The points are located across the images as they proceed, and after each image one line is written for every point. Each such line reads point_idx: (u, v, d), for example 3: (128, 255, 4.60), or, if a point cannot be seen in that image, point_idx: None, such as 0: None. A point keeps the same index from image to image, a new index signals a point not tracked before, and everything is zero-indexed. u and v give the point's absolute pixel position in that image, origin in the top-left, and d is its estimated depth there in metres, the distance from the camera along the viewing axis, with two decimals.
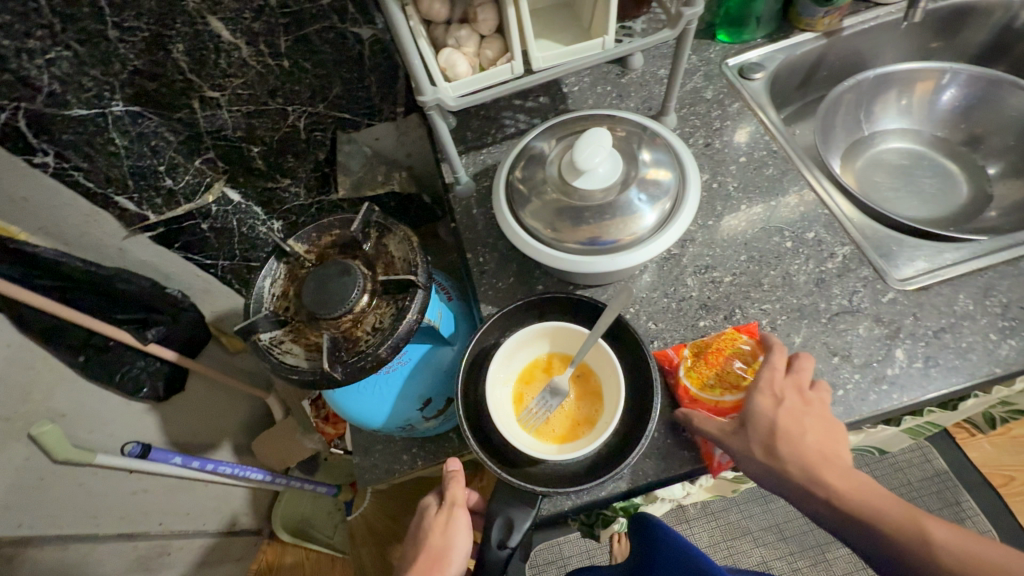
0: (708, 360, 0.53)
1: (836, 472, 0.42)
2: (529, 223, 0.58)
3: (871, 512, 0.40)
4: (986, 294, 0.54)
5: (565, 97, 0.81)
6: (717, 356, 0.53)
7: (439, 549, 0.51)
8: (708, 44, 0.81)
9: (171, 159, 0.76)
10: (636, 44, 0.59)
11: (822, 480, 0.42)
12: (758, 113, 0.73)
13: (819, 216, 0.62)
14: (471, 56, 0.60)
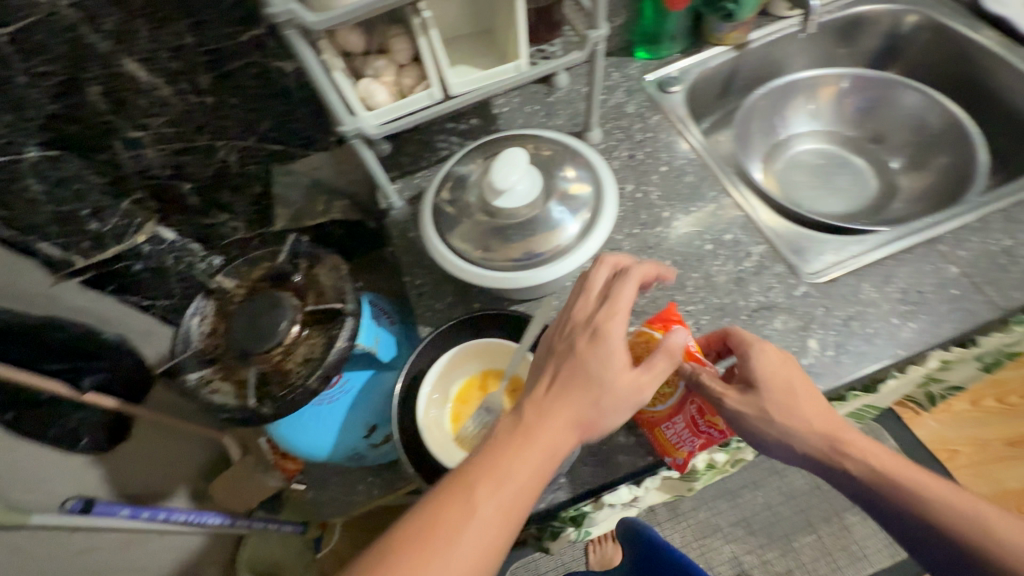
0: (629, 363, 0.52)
1: (847, 433, 0.46)
2: (456, 245, 0.59)
3: (876, 467, 0.45)
4: (887, 281, 0.58)
5: (496, 118, 0.83)
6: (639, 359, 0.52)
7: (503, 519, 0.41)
8: (628, 61, 0.85)
9: (97, 201, 0.71)
10: (549, 66, 0.62)
11: (838, 440, 0.46)
12: (677, 124, 0.77)
13: (735, 219, 0.66)
14: (391, 85, 0.61)
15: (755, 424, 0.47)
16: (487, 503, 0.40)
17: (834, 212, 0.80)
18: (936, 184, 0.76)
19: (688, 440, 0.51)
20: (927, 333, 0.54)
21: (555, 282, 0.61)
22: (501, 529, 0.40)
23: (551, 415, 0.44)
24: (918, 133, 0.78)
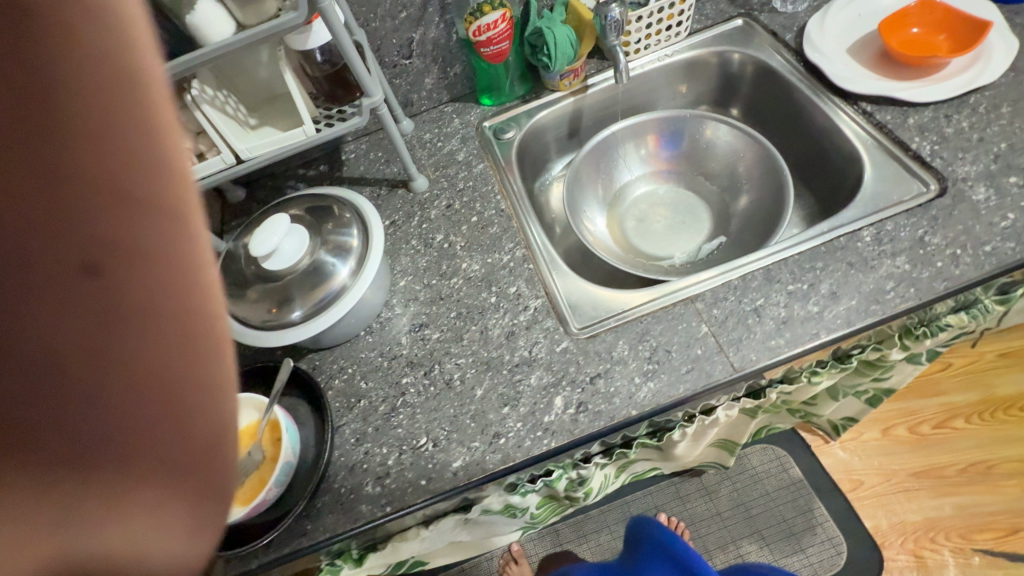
0: None
1: None
2: (238, 305, 0.63)
3: None
4: (641, 339, 0.60)
5: (342, 163, 0.87)
6: None
7: None
8: (471, 107, 0.87)
9: None
10: (335, 131, 0.65)
11: None
12: (500, 173, 0.80)
13: (524, 271, 0.69)
14: (189, 150, 0.66)
15: None
16: None
17: (682, 253, 0.81)
18: (760, 215, 0.77)
19: None
20: (662, 393, 0.56)
21: (338, 332, 0.65)
22: None
23: (16, 185, 0.16)
24: (739, 165, 0.81)
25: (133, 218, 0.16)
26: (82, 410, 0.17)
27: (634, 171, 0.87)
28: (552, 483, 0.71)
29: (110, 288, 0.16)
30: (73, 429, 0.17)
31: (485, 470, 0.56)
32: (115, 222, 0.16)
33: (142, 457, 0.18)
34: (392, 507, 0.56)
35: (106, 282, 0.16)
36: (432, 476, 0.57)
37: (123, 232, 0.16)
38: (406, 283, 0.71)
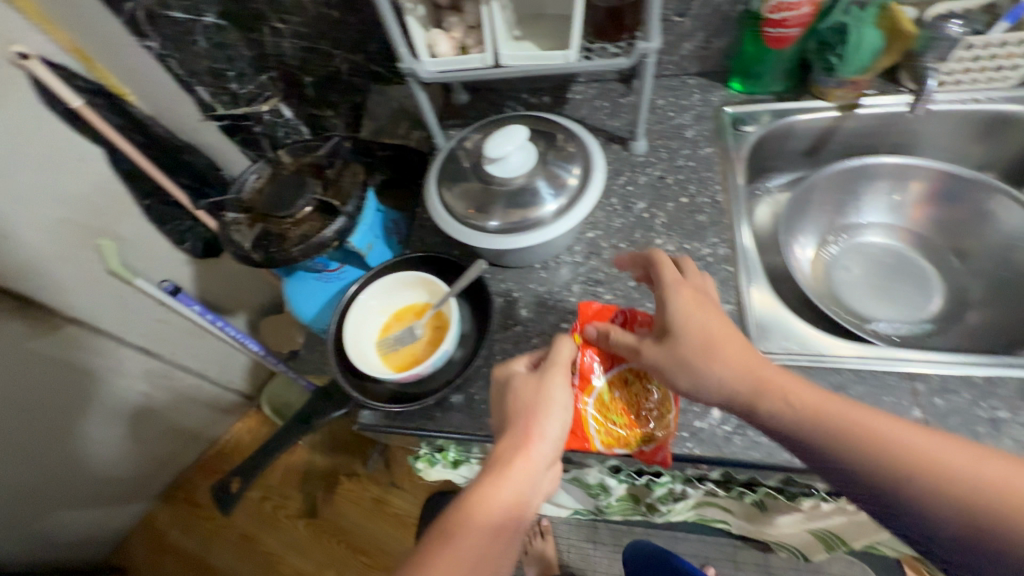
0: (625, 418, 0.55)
1: None
2: (450, 197, 0.66)
3: None
4: (832, 392, 0.54)
5: (566, 101, 0.87)
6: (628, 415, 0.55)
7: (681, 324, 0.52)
8: (717, 88, 0.82)
9: (241, 68, 0.92)
10: (595, 64, 0.65)
11: None
12: (726, 164, 0.74)
13: (720, 272, 0.64)
14: (456, 40, 0.69)
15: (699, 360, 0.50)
16: (673, 361, 0.51)
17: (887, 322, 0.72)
18: (1008, 323, 0.66)
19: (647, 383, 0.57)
20: None
21: (520, 256, 0.67)
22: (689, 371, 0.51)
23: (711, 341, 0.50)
24: (1006, 260, 0.69)
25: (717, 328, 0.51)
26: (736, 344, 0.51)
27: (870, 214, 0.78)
28: (656, 485, 0.68)
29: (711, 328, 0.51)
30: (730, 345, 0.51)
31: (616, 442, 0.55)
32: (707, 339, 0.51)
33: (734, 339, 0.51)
34: None
35: (712, 337, 0.51)
36: None
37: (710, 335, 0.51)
38: (593, 235, 0.70)
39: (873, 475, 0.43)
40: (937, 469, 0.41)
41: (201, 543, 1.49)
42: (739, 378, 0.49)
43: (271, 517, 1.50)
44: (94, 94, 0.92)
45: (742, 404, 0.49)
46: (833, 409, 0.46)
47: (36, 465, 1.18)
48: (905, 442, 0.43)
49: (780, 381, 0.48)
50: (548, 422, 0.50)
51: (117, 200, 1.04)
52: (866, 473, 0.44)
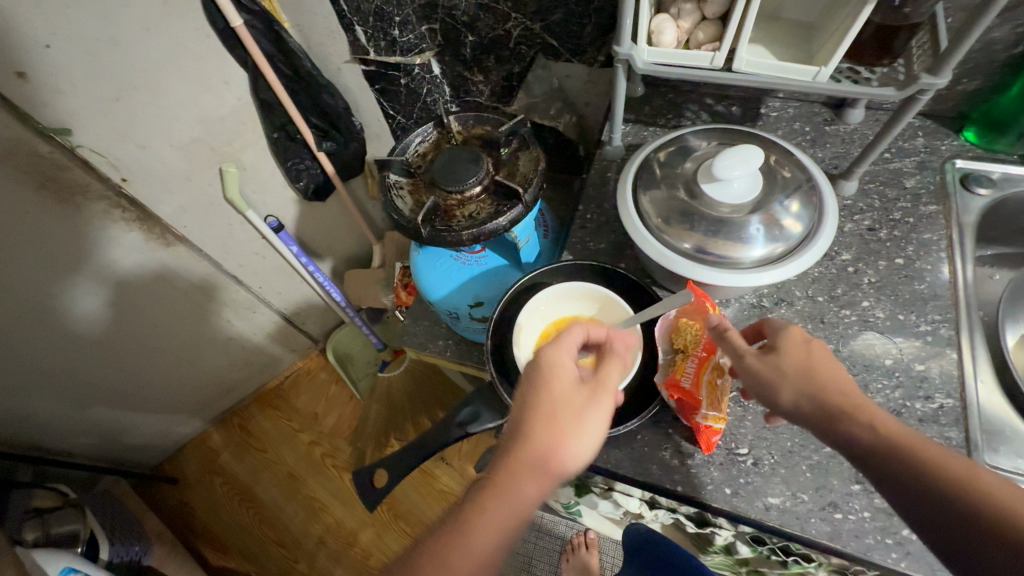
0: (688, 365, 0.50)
1: None
2: (644, 205, 0.59)
3: None
4: None
5: (758, 117, 0.78)
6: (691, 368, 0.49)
7: (804, 364, 0.43)
8: (946, 135, 0.71)
9: (407, 15, 0.86)
10: (850, 91, 0.55)
11: None
12: (952, 228, 0.64)
13: (941, 357, 0.55)
14: (683, 31, 0.61)
15: (798, 379, 0.42)
16: (791, 382, 0.42)
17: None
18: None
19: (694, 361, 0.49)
20: None
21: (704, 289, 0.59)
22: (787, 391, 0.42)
23: (837, 370, 0.42)
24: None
25: (844, 367, 0.43)
26: (857, 395, 0.42)
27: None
28: (796, 566, 0.61)
29: (836, 365, 0.43)
30: (855, 392, 0.42)
31: (803, 531, 0.48)
32: (833, 370, 0.42)
33: (854, 391, 0.42)
34: (683, 489, 0.52)
35: (838, 375, 0.42)
36: (739, 494, 0.51)
37: (837, 368, 0.43)
38: (785, 281, 0.62)
39: (919, 502, 0.37)
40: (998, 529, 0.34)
41: (249, 472, 1.53)
42: (823, 392, 0.41)
43: (319, 462, 1.52)
44: (255, 16, 0.88)
45: (840, 433, 0.40)
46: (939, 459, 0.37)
47: (125, 369, 1.21)
48: (983, 488, 0.35)
49: (872, 409, 0.41)
50: (569, 446, 0.43)
51: (248, 128, 1.01)
52: (915, 498, 0.37)
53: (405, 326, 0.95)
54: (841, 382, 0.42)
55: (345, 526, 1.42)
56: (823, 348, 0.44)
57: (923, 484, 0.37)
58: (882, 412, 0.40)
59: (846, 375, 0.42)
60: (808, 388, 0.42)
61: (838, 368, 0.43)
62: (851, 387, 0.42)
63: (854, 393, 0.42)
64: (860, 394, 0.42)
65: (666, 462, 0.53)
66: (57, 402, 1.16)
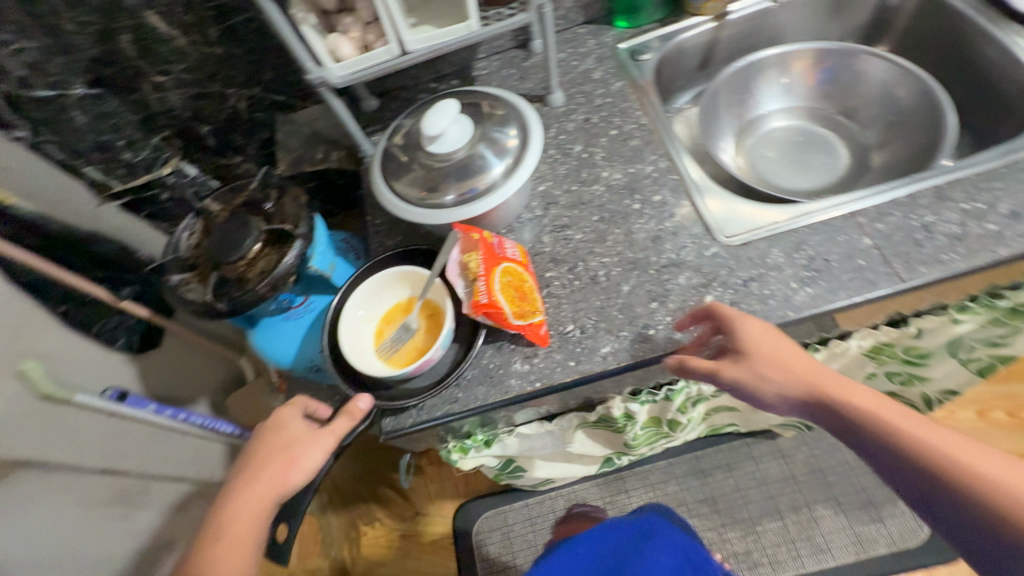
0: (488, 288, 0.57)
1: None
2: (403, 191, 0.66)
3: None
4: (797, 249, 0.59)
5: (474, 80, 0.89)
6: (491, 289, 0.57)
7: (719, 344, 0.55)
8: (606, 30, 0.87)
9: (130, 135, 0.86)
10: (496, 28, 0.68)
11: None
12: (638, 91, 0.79)
13: (668, 181, 0.69)
14: (357, 40, 0.69)
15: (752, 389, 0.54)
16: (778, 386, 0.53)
17: (803, 184, 0.81)
18: (908, 155, 0.77)
19: (487, 283, 0.57)
20: (823, 297, 0.56)
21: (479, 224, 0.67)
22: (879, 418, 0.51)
23: (882, 407, 0.51)
24: (889, 103, 0.79)
25: (968, 481, 0.46)
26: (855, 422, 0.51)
27: (777, 97, 0.87)
28: (675, 393, 0.71)
29: (952, 464, 0.47)
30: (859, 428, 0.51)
31: (636, 357, 0.58)
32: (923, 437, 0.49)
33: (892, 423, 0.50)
34: (542, 383, 0.59)
35: (949, 460, 0.47)
36: (582, 358, 0.59)
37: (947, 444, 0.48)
38: (546, 188, 0.72)
39: (938, 491, 0.47)
40: (957, 489, 0.46)
41: None
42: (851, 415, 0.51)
43: None
44: None
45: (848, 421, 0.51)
46: (889, 410, 0.51)
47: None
48: (940, 445, 0.48)
49: (824, 382, 0.53)
50: None
51: None
52: (910, 474, 0.48)
53: None
54: (967, 471, 0.46)
55: None
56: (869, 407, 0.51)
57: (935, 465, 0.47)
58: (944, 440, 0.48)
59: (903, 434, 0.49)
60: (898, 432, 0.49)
61: (900, 411, 0.51)
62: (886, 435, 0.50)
63: (934, 469, 0.47)
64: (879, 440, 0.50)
65: (520, 370, 0.60)
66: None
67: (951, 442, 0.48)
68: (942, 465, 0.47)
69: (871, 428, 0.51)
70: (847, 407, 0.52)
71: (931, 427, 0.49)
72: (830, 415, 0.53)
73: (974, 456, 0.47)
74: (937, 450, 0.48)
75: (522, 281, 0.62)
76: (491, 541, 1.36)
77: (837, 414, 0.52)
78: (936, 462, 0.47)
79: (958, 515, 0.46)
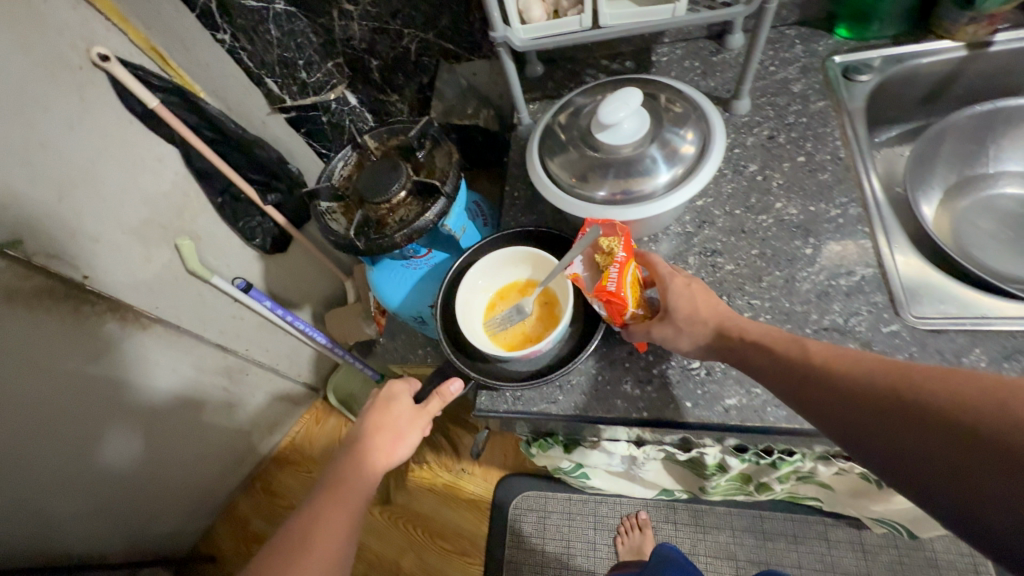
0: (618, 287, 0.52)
1: None
2: (555, 172, 0.63)
3: None
4: (1007, 357, 0.49)
5: (651, 65, 0.82)
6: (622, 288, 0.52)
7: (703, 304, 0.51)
8: (821, 37, 0.75)
9: (309, 56, 0.91)
10: (704, 17, 0.60)
11: None
12: (843, 116, 0.68)
13: (854, 232, 0.59)
14: (549, 4, 0.65)
15: (772, 369, 0.44)
16: (819, 352, 0.42)
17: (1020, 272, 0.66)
18: None
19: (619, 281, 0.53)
20: None
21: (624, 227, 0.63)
22: (866, 372, 0.37)
23: (859, 367, 0.38)
24: None
25: (968, 449, 0.30)
26: (879, 405, 0.35)
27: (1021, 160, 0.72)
28: (784, 463, 0.64)
29: (953, 415, 0.31)
30: (861, 422, 0.36)
31: (763, 420, 0.51)
32: (894, 421, 0.34)
33: (893, 404, 0.34)
34: (649, 414, 0.55)
35: (944, 410, 0.32)
36: (701, 403, 0.54)
37: (938, 398, 0.32)
38: (705, 203, 0.66)
39: (889, 443, 0.34)
40: (966, 428, 0.30)
41: None
42: (835, 391, 0.38)
43: None
44: (170, 94, 0.91)
45: (880, 399, 0.35)
46: (845, 363, 0.39)
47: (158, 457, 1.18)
48: (922, 394, 0.33)
49: (839, 360, 0.40)
50: None
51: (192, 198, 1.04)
52: (882, 449, 0.34)
53: (383, 346, 0.98)
54: (920, 432, 0.32)
55: (386, 556, 1.42)
56: (906, 378, 0.35)
57: (905, 412, 0.33)
58: (935, 398, 0.32)
59: (915, 392, 0.34)
60: (898, 402, 0.34)
61: (864, 367, 0.38)
62: (895, 409, 0.34)
63: (896, 411, 0.34)
64: (901, 439, 0.33)
65: (629, 393, 0.56)
66: (88, 510, 1.08)
67: (947, 397, 0.32)
68: (889, 390, 0.35)
69: (839, 377, 0.38)
70: (810, 361, 0.41)
71: (946, 389, 0.32)
72: (793, 373, 0.42)
73: (978, 380, 0.31)
74: (922, 392, 0.33)
75: (642, 279, 0.57)
76: (525, 521, 1.38)
77: (804, 372, 0.41)
78: (919, 429, 0.32)
79: (959, 508, 0.30)
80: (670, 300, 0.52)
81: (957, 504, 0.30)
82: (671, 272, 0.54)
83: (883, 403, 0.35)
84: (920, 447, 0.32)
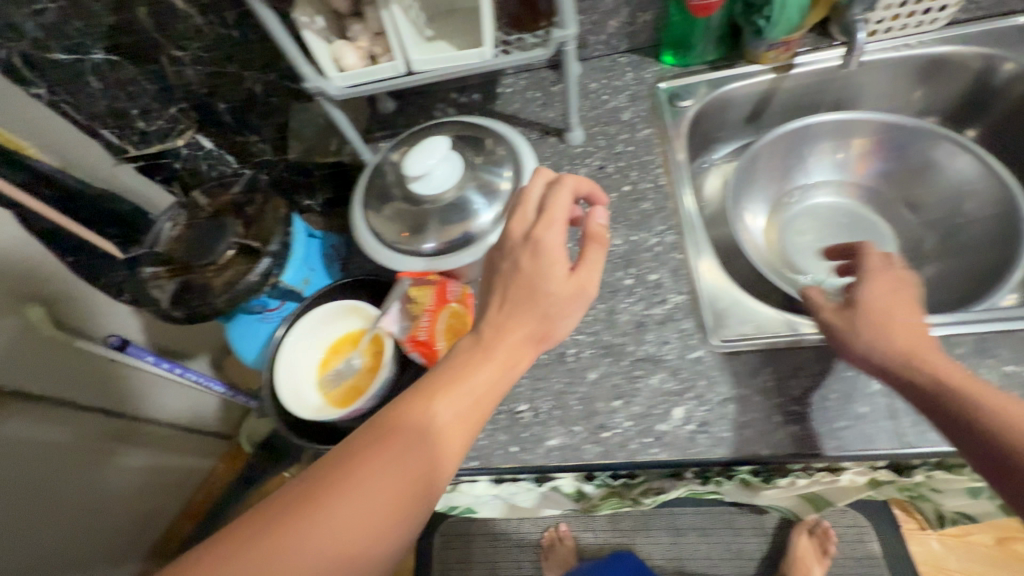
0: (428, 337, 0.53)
1: None
2: (382, 229, 0.61)
3: None
4: (792, 375, 0.52)
5: (497, 96, 0.83)
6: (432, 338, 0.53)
7: (536, 267, 0.48)
8: (650, 64, 0.78)
9: (148, 104, 0.81)
10: (512, 60, 0.61)
11: None
12: (666, 143, 0.71)
13: (670, 260, 0.61)
14: (364, 50, 0.64)
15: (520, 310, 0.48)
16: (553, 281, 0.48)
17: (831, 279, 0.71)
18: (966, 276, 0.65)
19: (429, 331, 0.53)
20: (808, 443, 0.49)
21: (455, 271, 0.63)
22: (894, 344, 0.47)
23: (923, 346, 0.47)
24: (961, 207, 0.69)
25: (970, 397, 0.41)
26: (903, 367, 0.46)
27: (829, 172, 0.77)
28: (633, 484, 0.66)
29: (985, 387, 0.42)
30: (910, 378, 0.45)
31: (582, 459, 0.53)
32: (930, 372, 0.44)
33: (927, 358, 0.45)
34: (478, 463, 0.55)
35: (968, 383, 0.42)
36: (526, 447, 0.54)
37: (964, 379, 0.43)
38: None
39: (936, 405, 0.43)
40: (983, 407, 0.40)
41: None
42: (889, 348, 0.47)
43: None
44: None
45: (896, 365, 0.46)
46: (921, 349, 0.47)
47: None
48: (935, 364, 0.45)
49: (908, 339, 0.47)
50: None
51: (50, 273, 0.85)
52: (938, 406, 0.43)
53: None
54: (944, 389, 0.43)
55: None
56: (941, 360, 0.46)
57: (921, 375, 0.44)
58: (941, 361, 0.45)
59: (949, 370, 0.44)
60: (920, 364, 0.45)
61: (895, 348, 0.47)
62: (936, 372, 0.44)
63: (919, 366, 0.45)
64: (948, 411, 0.42)
65: None
66: None
67: (951, 372, 0.44)
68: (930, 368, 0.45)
69: (916, 355, 0.46)
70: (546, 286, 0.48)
71: (949, 369, 0.44)
72: (895, 360, 0.46)
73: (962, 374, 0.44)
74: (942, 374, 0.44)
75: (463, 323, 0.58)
76: (451, 547, 1.37)
77: (895, 364, 0.46)
78: (958, 391, 0.42)
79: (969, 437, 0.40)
80: (510, 269, 0.49)
81: (992, 431, 0.39)
82: (527, 230, 0.50)
83: (911, 364, 0.45)
84: (961, 395, 0.42)
